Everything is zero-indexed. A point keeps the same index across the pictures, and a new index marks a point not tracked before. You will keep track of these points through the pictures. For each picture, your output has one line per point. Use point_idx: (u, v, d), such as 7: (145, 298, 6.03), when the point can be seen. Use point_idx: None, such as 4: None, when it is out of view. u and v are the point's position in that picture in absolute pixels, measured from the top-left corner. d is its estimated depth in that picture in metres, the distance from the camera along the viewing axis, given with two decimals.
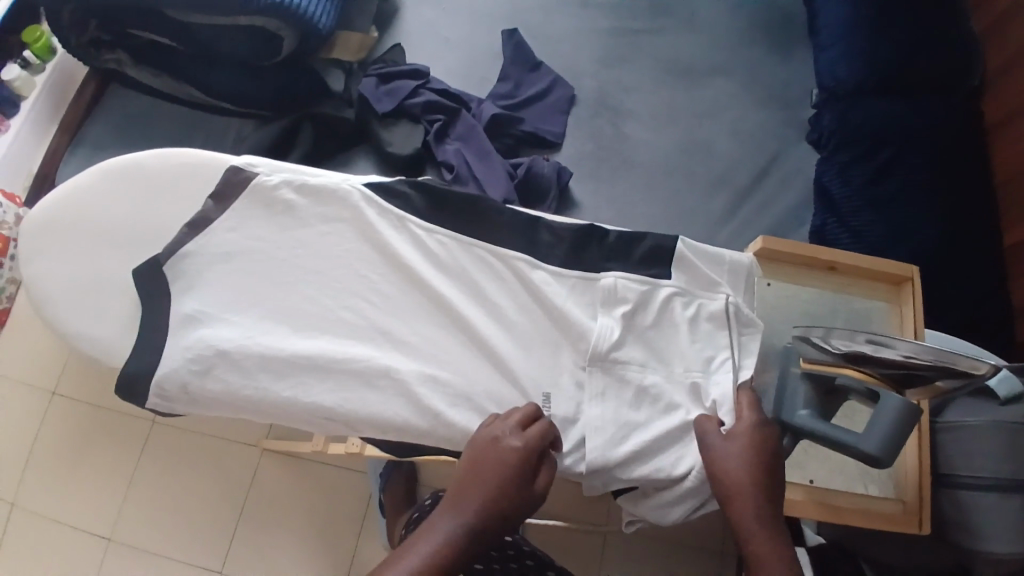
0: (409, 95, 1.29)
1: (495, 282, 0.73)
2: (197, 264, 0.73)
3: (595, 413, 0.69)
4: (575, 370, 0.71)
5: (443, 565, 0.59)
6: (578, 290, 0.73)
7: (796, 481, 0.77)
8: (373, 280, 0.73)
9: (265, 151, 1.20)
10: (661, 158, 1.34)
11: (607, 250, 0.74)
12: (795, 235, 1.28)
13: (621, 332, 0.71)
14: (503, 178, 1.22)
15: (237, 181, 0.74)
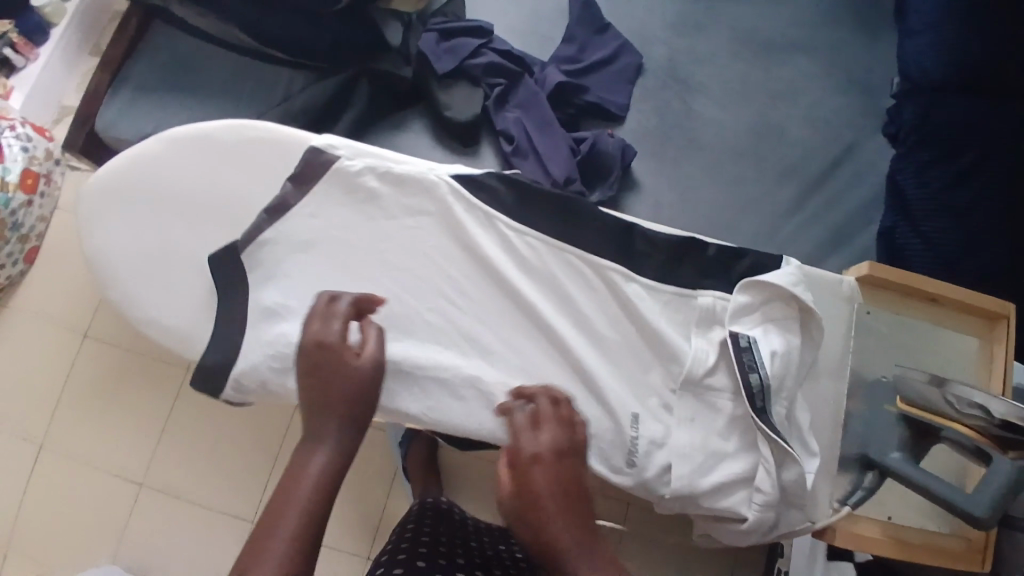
0: (471, 54, 1.21)
1: (588, 295, 0.81)
2: (275, 253, 0.81)
3: (683, 440, 0.79)
4: (665, 390, 0.81)
5: (330, 483, 0.63)
6: (671, 307, 0.81)
7: (874, 516, 0.87)
8: (466, 287, 0.82)
9: (319, 108, 1.13)
10: (729, 140, 1.27)
11: (691, 265, 0.81)
12: (862, 236, 1.23)
13: (715, 359, 0.79)
14: (566, 156, 1.17)
15: (320, 162, 0.80)
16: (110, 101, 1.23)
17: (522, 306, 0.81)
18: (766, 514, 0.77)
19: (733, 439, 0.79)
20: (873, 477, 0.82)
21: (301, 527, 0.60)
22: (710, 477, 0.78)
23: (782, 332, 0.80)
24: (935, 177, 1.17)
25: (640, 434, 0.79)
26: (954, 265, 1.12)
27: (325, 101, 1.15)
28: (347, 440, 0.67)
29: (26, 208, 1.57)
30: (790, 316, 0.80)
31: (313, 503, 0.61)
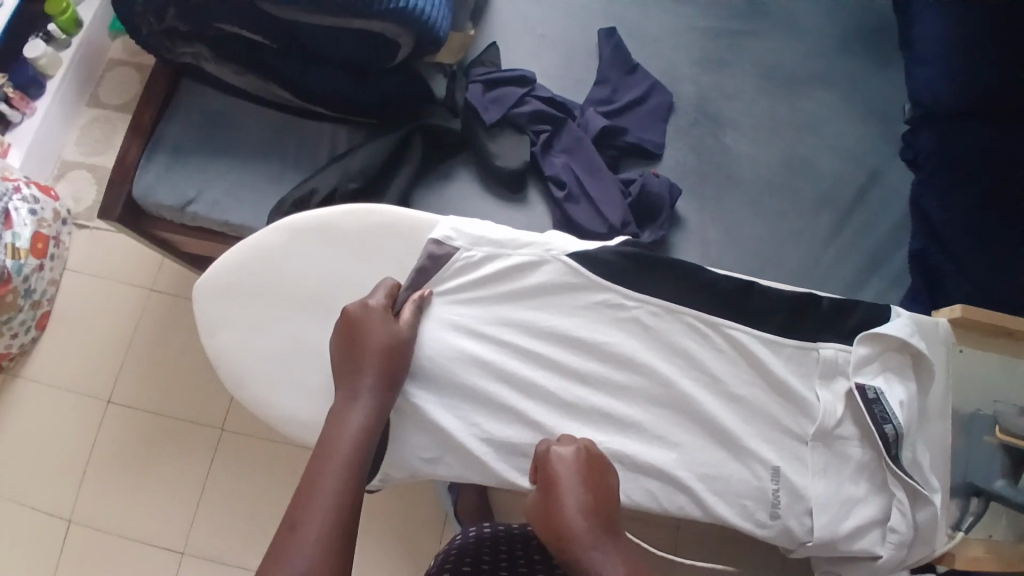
0: (516, 103, 1.23)
1: (715, 355, 0.90)
2: (434, 345, 0.90)
3: (820, 488, 0.87)
4: (801, 443, 0.88)
5: (372, 420, 0.81)
6: (793, 360, 0.88)
7: (977, 536, 0.89)
8: (592, 356, 0.91)
9: (373, 165, 1.11)
10: (762, 174, 1.33)
11: (803, 321, 0.89)
12: (894, 259, 1.30)
13: (841, 410, 0.88)
14: (619, 199, 1.20)
15: (442, 252, 0.91)
16: (148, 165, 1.16)
17: (660, 370, 0.90)
18: (898, 548, 0.86)
19: (863, 483, 0.88)
20: (978, 504, 0.89)
21: (354, 451, 0.78)
22: (847, 522, 0.87)
23: (900, 379, 0.88)
24: (962, 204, 1.24)
25: (780, 483, 0.87)
26: (986, 284, 1.20)
27: (382, 160, 1.13)
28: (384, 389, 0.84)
29: (38, 274, 1.52)
30: (905, 363, 0.89)
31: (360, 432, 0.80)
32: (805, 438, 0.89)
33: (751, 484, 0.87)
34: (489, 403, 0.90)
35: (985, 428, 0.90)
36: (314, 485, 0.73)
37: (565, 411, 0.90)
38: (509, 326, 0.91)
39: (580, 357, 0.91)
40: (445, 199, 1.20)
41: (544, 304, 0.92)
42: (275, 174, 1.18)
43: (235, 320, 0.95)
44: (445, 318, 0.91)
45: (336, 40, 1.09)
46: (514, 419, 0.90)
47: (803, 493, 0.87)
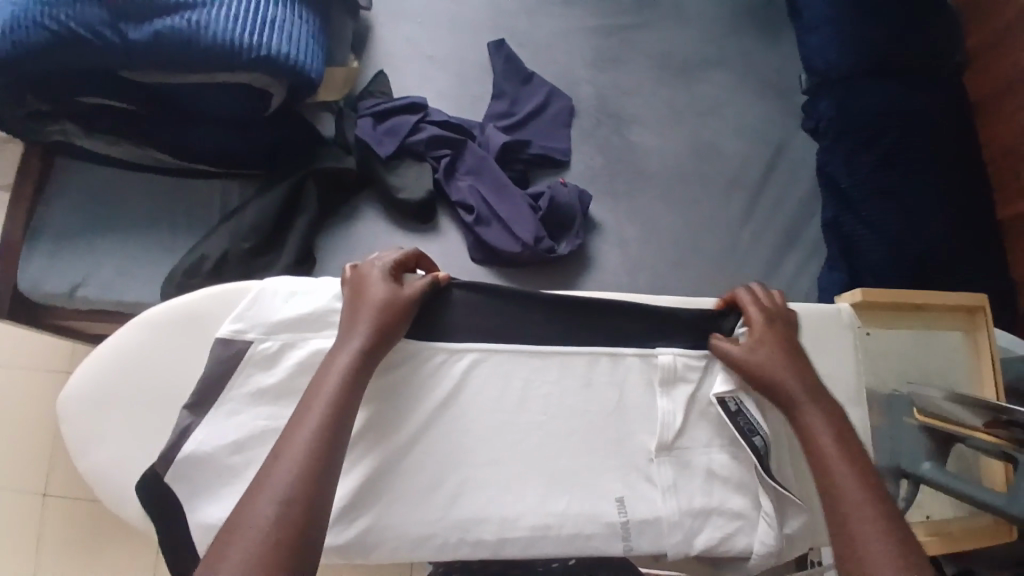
0: (410, 132, 1.19)
1: (545, 385, 0.69)
2: (205, 467, 0.63)
3: (671, 507, 0.67)
4: (645, 464, 0.68)
5: (348, 390, 0.59)
6: (634, 372, 0.70)
7: (917, 520, 0.85)
8: (384, 423, 0.65)
9: (269, 221, 1.07)
10: (670, 163, 1.32)
11: (631, 322, 0.72)
12: (809, 231, 1.30)
13: (684, 417, 0.69)
14: (528, 215, 1.18)
15: (229, 355, 0.64)
16: (29, 253, 1.09)
17: (488, 417, 0.67)
18: (770, 554, 0.66)
19: (722, 489, 0.68)
20: (908, 486, 0.83)
21: (313, 455, 0.54)
22: (704, 536, 0.66)
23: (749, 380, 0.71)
24: (862, 166, 1.26)
25: (632, 536, 0.66)
26: (898, 243, 1.21)
27: (276, 214, 1.08)
28: (366, 368, 0.61)
29: None
30: None
31: (328, 424, 0.56)
32: (649, 457, 0.68)
33: (590, 518, 0.66)
34: None
35: (904, 409, 0.84)
36: (263, 478, 0.53)
37: (345, 508, 0.62)
38: (284, 406, 0.65)
39: (370, 419, 0.65)
40: (353, 242, 1.16)
41: (311, 364, 0.66)
42: (168, 245, 1.12)
43: (105, 434, 0.67)
44: (234, 425, 0.64)
45: (208, 98, 1.04)
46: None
47: (658, 537, 0.66)
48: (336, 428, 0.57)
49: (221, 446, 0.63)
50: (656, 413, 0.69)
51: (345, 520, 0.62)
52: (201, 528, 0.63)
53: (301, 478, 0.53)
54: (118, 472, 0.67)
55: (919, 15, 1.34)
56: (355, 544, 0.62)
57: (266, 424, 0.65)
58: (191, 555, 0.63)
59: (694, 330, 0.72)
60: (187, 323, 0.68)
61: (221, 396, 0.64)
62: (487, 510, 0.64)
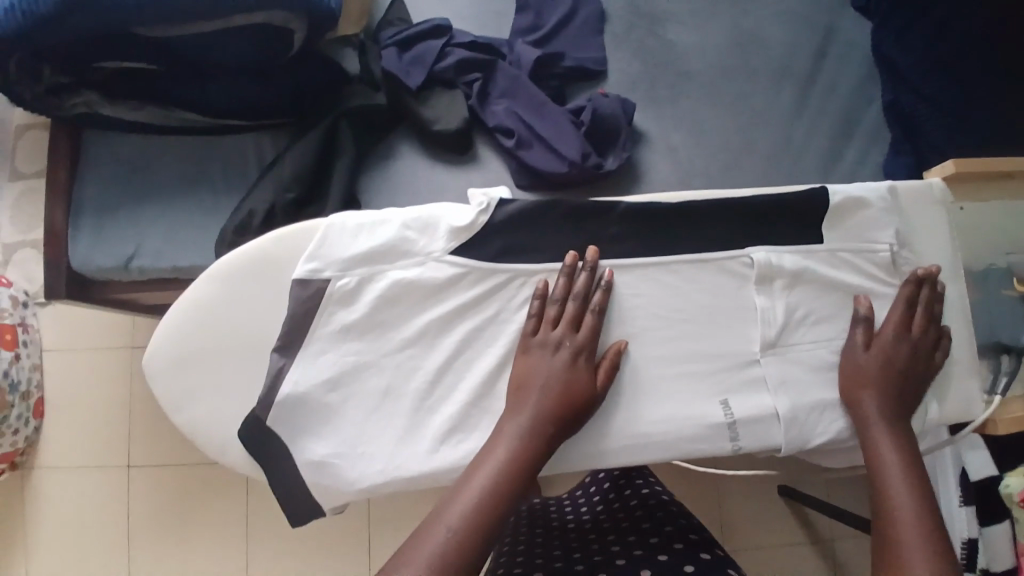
0: (437, 58, 1.12)
1: (636, 295, 0.66)
2: (308, 409, 0.63)
3: (782, 402, 0.65)
4: (749, 363, 0.66)
5: (526, 451, 0.58)
6: (726, 272, 0.66)
7: (1020, 392, 0.78)
8: (479, 351, 0.63)
9: (309, 169, 1.03)
10: (713, 61, 1.23)
11: (720, 221, 0.67)
12: (868, 115, 1.22)
13: (784, 312, 0.66)
14: (571, 132, 1.12)
15: (309, 295, 0.63)
16: (76, 233, 1.09)
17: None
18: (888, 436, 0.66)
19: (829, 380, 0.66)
20: (1011, 360, 0.78)
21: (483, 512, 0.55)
22: (819, 428, 0.65)
23: (850, 269, 0.67)
24: (927, 37, 1.16)
25: (740, 435, 0.64)
26: (970, 116, 1.13)
27: (315, 160, 1.05)
28: (553, 430, 0.60)
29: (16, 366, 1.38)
30: (841, 255, 0.67)
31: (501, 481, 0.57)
32: (753, 357, 0.66)
33: (699, 423, 0.64)
34: (375, 433, 0.63)
35: (1003, 283, 0.77)
36: (439, 519, 0.55)
37: (449, 432, 0.62)
38: (372, 343, 0.64)
39: (463, 344, 0.63)
40: (393, 181, 1.12)
41: (394, 296, 0.63)
42: (209, 207, 1.10)
43: (198, 387, 0.68)
44: (328, 367, 0.63)
45: (231, 45, 0.99)
46: (391, 458, 0.62)
47: (766, 434, 0.64)
48: (509, 489, 0.57)
49: (319, 387, 0.63)
50: (755, 309, 0.66)
51: (452, 443, 0.62)
52: (309, 467, 0.63)
53: (468, 528, 0.54)
54: (218, 425, 0.68)
55: None
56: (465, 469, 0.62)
57: (355, 361, 0.64)
58: (307, 494, 0.63)
59: (786, 221, 0.67)
60: (259, 267, 0.67)
61: (307, 339, 0.63)
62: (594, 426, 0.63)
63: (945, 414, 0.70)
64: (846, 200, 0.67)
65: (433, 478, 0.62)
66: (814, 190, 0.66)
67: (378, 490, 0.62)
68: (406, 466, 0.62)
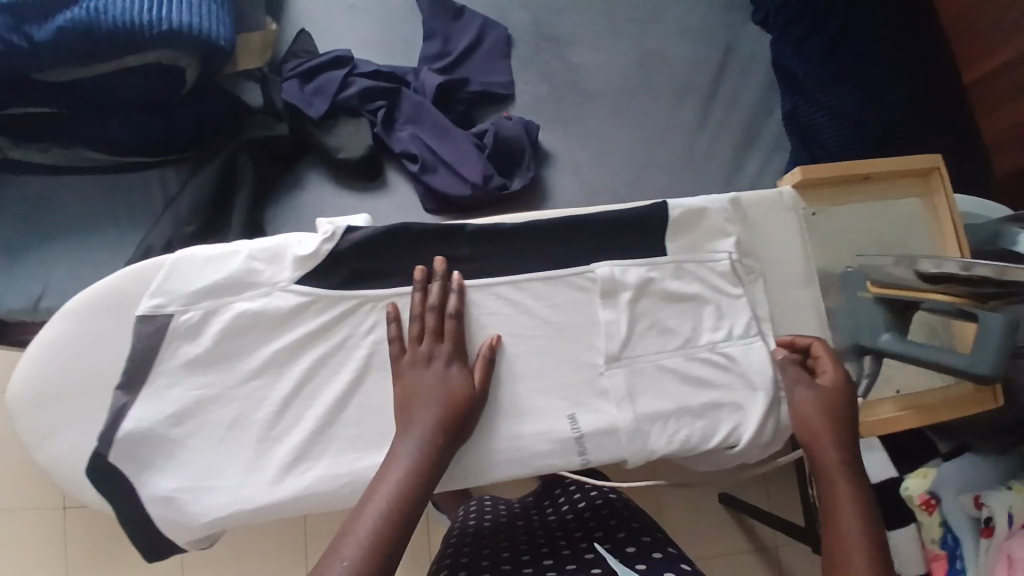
0: (340, 88, 1.14)
1: (488, 316, 0.67)
2: (155, 442, 0.63)
3: (628, 415, 0.67)
4: (596, 377, 0.68)
5: (420, 470, 0.59)
6: (572, 288, 0.69)
7: (884, 396, 0.74)
8: (327, 378, 0.65)
9: (206, 204, 1.04)
10: (616, 81, 1.27)
11: (568, 239, 0.69)
12: (768, 127, 1.25)
13: (629, 326, 0.69)
14: (474, 156, 1.14)
15: (151, 331, 0.64)
16: None
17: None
18: (741, 444, 0.68)
19: (677, 389, 0.68)
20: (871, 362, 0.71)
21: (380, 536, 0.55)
22: (667, 439, 0.67)
23: (691, 280, 0.71)
24: (818, 50, 1.20)
25: (588, 448, 0.66)
26: (864, 122, 1.15)
27: (214, 193, 1.06)
28: (444, 445, 0.61)
29: None
30: (681, 265, 0.71)
31: (397, 504, 0.57)
32: (599, 369, 0.68)
33: (546, 438, 0.66)
34: (222, 463, 0.64)
35: (859, 284, 0.71)
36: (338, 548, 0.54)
37: (297, 457, 0.64)
38: (219, 374, 0.65)
39: (310, 372, 0.65)
40: (299, 209, 1.13)
41: (239, 327, 0.65)
42: (115, 243, 1.09)
43: (56, 425, 0.68)
44: (173, 400, 0.64)
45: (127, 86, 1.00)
46: (237, 488, 0.63)
47: (613, 444, 0.67)
48: (410, 507, 0.57)
49: (160, 423, 0.63)
50: (599, 321, 0.69)
51: (296, 467, 0.64)
52: (155, 502, 0.63)
53: (371, 553, 0.54)
54: (75, 466, 0.68)
55: None
56: (309, 494, 0.63)
57: (200, 394, 0.65)
58: (155, 527, 0.64)
59: (629, 239, 0.70)
60: (105, 305, 0.67)
61: (152, 373, 0.64)
62: None
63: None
64: (685, 213, 0.71)
65: (279, 504, 0.63)
66: (655, 205, 0.70)
67: (226, 521, 0.63)
68: (252, 494, 0.63)
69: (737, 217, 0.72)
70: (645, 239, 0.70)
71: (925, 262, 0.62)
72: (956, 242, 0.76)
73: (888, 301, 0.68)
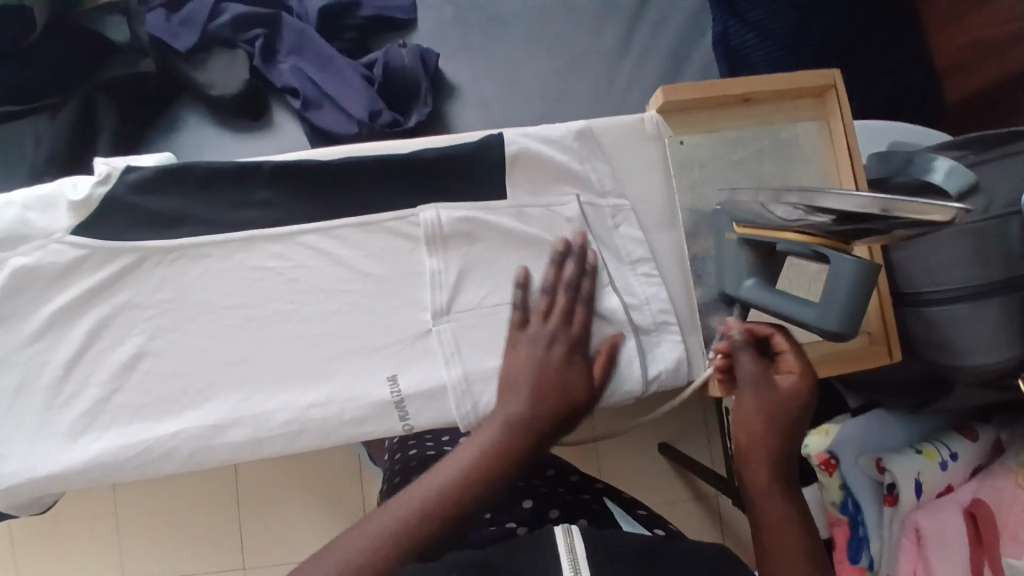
0: (210, 15, 1.03)
1: (297, 270, 0.60)
2: None
3: (456, 375, 0.60)
4: (422, 335, 0.60)
5: (513, 446, 0.50)
6: (394, 235, 0.61)
7: None
8: (120, 338, 0.58)
9: (65, 149, 0.97)
10: (531, 1, 1.13)
11: (392, 181, 0.61)
12: (702, 48, 1.11)
13: (459, 277, 0.61)
14: (362, 89, 1.03)
15: None
16: None
17: (230, 312, 0.59)
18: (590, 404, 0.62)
19: None
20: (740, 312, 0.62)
21: (445, 498, 0.48)
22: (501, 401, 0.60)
23: (533, 224, 0.62)
24: None
25: (411, 413, 0.59)
26: (797, 43, 0.95)
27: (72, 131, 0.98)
28: (542, 426, 0.52)
29: None
30: (520, 208, 0.62)
31: (471, 470, 0.49)
32: (427, 328, 0.60)
33: (363, 404, 0.59)
34: (7, 432, 0.58)
35: (725, 225, 0.61)
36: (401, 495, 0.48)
37: (86, 422, 0.58)
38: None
39: (92, 335, 0.58)
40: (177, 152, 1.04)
41: (13, 286, 0.57)
42: None
43: None
44: None
45: None
46: (24, 458, 0.57)
47: (439, 409, 0.60)
48: (471, 492, 0.49)
49: None
50: (424, 271, 0.61)
51: (85, 433, 0.58)
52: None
53: (434, 507, 0.47)
54: None
55: None
56: (101, 464, 0.57)
57: None
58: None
59: (460, 181, 0.62)
60: None
61: None
62: (246, 410, 0.57)
63: (671, 376, 0.63)
64: (526, 151, 0.62)
65: (70, 475, 0.57)
66: (488, 138, 0.62)
67: (17, 491, 0.57)
68: (38, 466, 0.57)
69: (585, 150, 0.63)
70: (480, 178, 0.62)
71: (802, 198, 0.51)
72: (853, 176, 0.65)
73: (753, 244, 0.58)
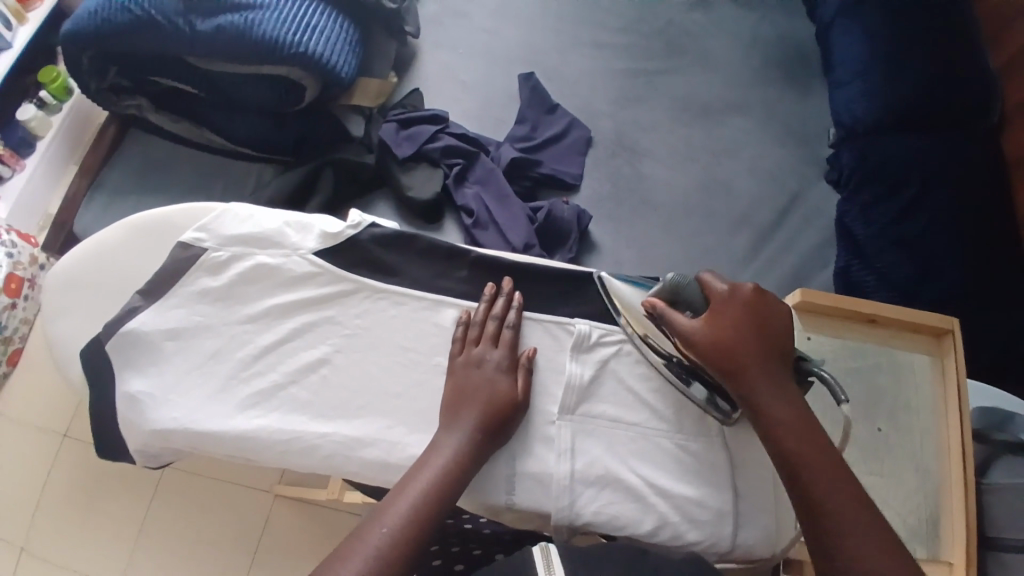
0: (429, 139, 1.29)
1: None
2: (148, 349, 0.70)
3: (563, 471, 0.66)
4: (546, 424, 0.69)
5: (456, 475, 0.61)
6: (550, 335, 0.72)
7: None
8: (311, 343, 0.71)
9: (283, 198, 1.21)
10: (678, 199, 1.33)
11: (559, 294, 0.74)
12: (819, 277, 1.25)
13: (594, 385, 0.70)
14: (525, 225, 1.22)
15: (185, 257, 0.72)
16: (90, 202, 1.22)
17: (400, 352, 0.71)
18: (675, 541, 0.65)
19: (626, 461, 0.68)
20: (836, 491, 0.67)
21: (408, 525, 0.57)
22: (598, 507, 0.66)
23: None
24: (883, 220, 1.13)
25: (516, 489, 0.66)
26: (911, 295, 1.07)
27: (294, 187, 1.22)
28: (472, 459, 0.63)
29: (8, 314, 1.16)
30: None
31: (423, 501, 0.59)
32: (551, 419, 0.69)
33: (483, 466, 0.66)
34: (188, 383, 0.69)
35: None
36: (364, 528, 0.57)
37: (255, 400, 0.68)
38: (218, 311, 0.72)
39: (291, 335, 0.71)
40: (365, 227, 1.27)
41: (251, 276, 0.72)
42: None
43: (85, 309, 0.79)
44: (171, 320, 0.71)
45: (258, 90, 1.19)
46: (194, 411, 0.68)
47: (542, 495, 0.66)
48: (429, 521, 0.58)
49: (162, 332, 0.71)
50: (564, 374, 0.71)
51: (249, 409, 0.68)
52: (123, 396, 0.70)
53: (405, 533, 0.57)
54: (71, 345, 0.78)
55: (970, 68, 1.21)
56: (250, 435, 0.66)
57: (198, 321, 0.71)
58: (114, 421, 0.70)
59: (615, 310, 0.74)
60: (159, 228, 0.79)
61: (171, 290, 0.72)
62: (388, 437, 0.66)
63: (758, 542, 0.66)
64: None
65: (221, 436, 0.66)
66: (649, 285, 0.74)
67: (172, 434, 0.67)
68: (201, 421, 0.67)
69: None
70: None
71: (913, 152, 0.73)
72: (959, 414, 0.72)
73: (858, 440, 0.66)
